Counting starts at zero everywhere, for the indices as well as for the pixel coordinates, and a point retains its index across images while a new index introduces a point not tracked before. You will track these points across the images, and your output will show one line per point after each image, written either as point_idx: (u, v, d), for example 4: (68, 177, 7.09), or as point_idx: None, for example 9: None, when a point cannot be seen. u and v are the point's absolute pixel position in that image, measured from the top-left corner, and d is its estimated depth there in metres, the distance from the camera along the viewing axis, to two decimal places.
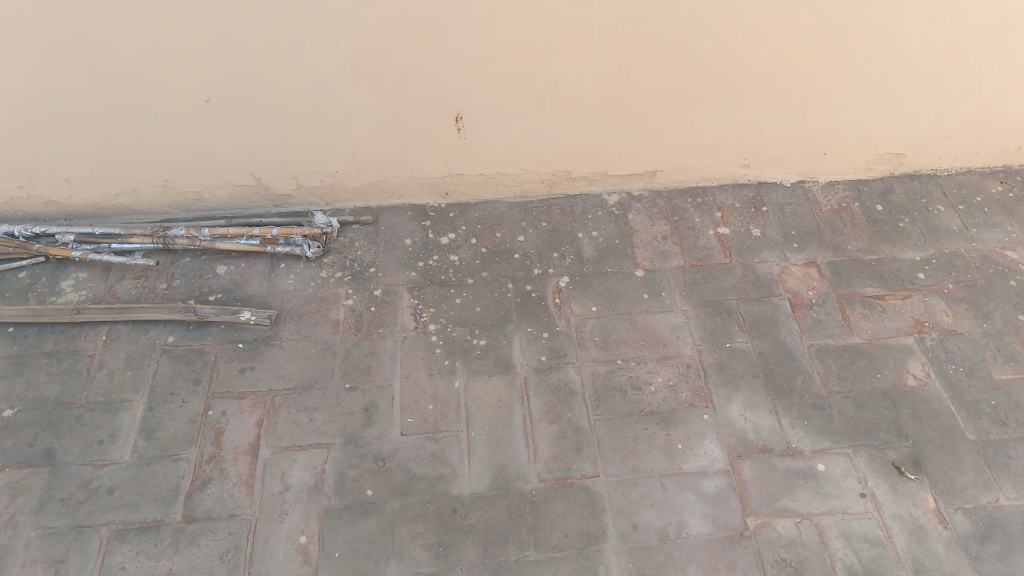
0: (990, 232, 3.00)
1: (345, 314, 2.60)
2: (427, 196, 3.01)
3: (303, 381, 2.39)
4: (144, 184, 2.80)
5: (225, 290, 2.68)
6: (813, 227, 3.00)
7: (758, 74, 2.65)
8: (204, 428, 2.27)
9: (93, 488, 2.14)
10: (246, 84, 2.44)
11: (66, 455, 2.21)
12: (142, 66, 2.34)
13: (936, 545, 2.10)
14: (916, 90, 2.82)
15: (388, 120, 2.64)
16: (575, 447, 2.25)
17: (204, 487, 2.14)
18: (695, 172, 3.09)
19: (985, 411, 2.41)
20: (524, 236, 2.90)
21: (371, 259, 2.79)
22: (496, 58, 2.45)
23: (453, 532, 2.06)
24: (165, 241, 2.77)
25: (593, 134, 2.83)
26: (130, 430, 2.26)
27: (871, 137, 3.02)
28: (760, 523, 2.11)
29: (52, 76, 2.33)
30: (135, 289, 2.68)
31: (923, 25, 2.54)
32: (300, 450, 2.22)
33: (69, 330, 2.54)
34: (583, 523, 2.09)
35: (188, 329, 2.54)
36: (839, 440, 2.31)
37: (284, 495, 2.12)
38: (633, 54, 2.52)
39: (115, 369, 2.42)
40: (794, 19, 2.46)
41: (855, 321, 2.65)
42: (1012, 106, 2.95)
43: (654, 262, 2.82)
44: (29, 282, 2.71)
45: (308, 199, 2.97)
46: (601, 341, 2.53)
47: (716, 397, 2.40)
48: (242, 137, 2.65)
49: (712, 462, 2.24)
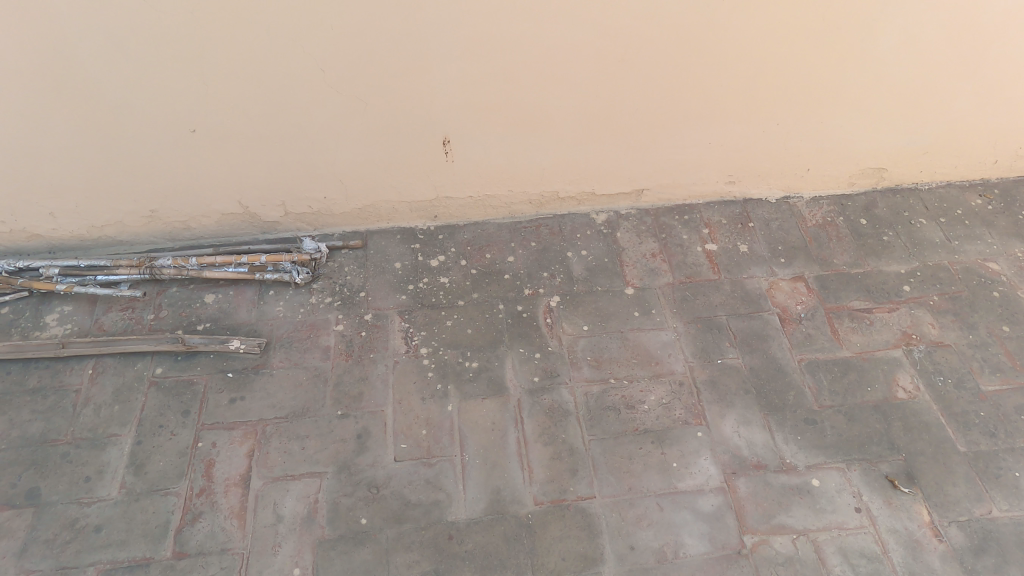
0: (972, 244, 3.04)
1: (336, 340, 2.59)
2: (415, 219, 3.02)
3: (295, 409, 2.37)
4: (131, 214, 2.78)
5: (214, 319, 2.66)
6: (799, 241, 3.03)
7: (740, 92, 2.70)
8: (194, 461, 2.23)
9: (79, 526, 2.09)
10: (233, 113, 2.44)
11: (52, 493, 2.17)
12: (128, 99, 2.33)
13: (932, 559, 2.09)
14: (895, 107, 2.87)
15: (376, 145, 2.66)
16: (570, 469, 2.24)
17: (195, 521, 2.10)
18: (681, 191, 3.13)
19: (974, 422, 2.42)
20: (514, 257, 2.91)
21: (361, 284, 2.79)
22: (483, 82, 2.48)
23: (450, 559, 2.03)
24: (152, 271, 2.75)
25: (580, 155, 2.86)
26: (118, 466, 2.22)
27: (852, 152, 3.07)
28: (757, 541, 2.10)
29: (33, 111, 2.31)
30: (122, 321, 2.65)
31: (899, 44, 2.60)
32: (292, 480, 2.19)
33: (54, 365, 2.50)
34: (580, 545, 2.07)
35: (177, 359, 2.51)
36: (833, 455, 2.31)
37: (276, 527, 2.09)
38: (617, 75, 2.56)
39: (102, 404, 2.39)
40: (773, 40, 2.50)
41: (844, 334, 2.67)
42: (988, 120, 3.01)
43: (643, 280, 2.84)
44: (12, 316, 2.67)
45: (296, 224, 2.97)
46: (593, 360, 2.53)
47: (709, 414, 2.40)
48: (230, 165, 2.64)
49: (707, 480, 2.23)
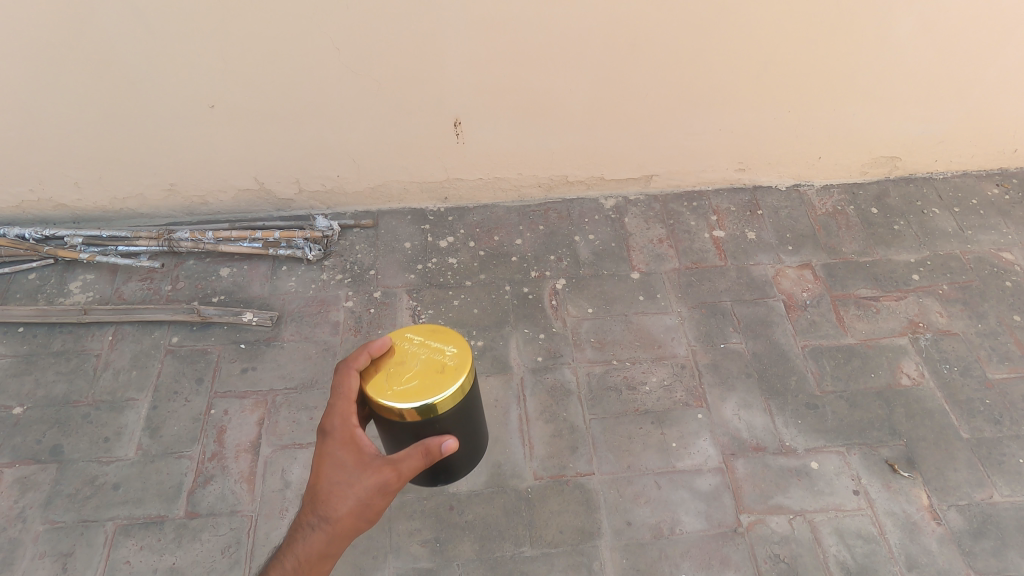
0: (985, 234, 3.02)
1: (346, 316, 2.65)
2: (426, 200, 3.08)
3: (304, 380, 2.44)
4: (152, 188, 2.86)
5: (228, 292, 2.73)
6: (808, 229, 3.04)
7: (751, 79, 2.70)
8: (206, 426, 2.31)
9: (98, 484, 2.18)
10: (250, 90, 2.50)
11: (73, 451, 2.26)
12: (150, 74, 2.40)
13: (929, 541, 2.10)
14: (912, 93, 2.85)
15: (389, 126, 2.70)
16: (570, 446, 2.29)
17: (206, 484, 2.18)
18: (690, 177, 3.14)
19: (979, 410, 2.42)
20: (522, 240, 2.95)
21: (371, 262, 2.85)
22: (494, 64, 2.51)
23: (450, 528, 2.10)
24: (170, 244, 2.83)
25: (589, 140, 2.88)
26: (135, 428, 2.31)
27: (866, 140, 3.05)
28: (753, 520, 2.13)
29: (61, 82, 2.39)
30: (141, 291, 2.74)
31: (916, 29, 2.58)
32: (300, 448, 2.26)
33: (77, 331, 2.59)
34: (578, 519, 2.12)
35: (192, 329, 2.59)
36: (833, 438, 2.33)
37: (284, 492, 2.16)
38: (626, 59, 2.57)
39: (121, 369, 2.47)
40: (785, 26, 2.50)
41: (849, 321, 2.68)
42: (1007, 109, 2.97)
43: (649, 265, 2.87)
44: (38, 283, 2.76)
45: (310, 203, 3.03)
46: (596, 341, 2.58)
47: (710, 396, 2.43)
48: (247, 142, 2.70)
49: (706, 460, 2.27)
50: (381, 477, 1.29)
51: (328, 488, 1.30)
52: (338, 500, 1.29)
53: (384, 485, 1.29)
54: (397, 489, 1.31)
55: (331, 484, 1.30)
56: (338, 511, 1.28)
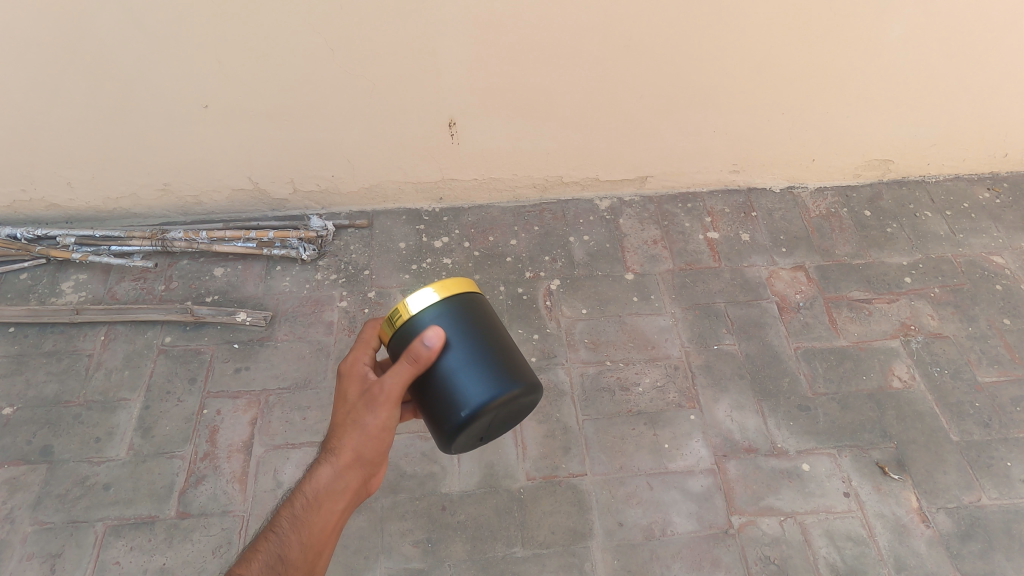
0: (977, 238, 3.03)
1: (340, 316, 2.65)
2: (421, 200, 3.07)
3: (297, 380, 2.44)
4: (145, 187, 2.85)
5: (222, 292, 2.73)
6: (801, 231, 3.05)
7: (745, 81, 2.70)
8: (199, 426, 2.31)
9: (89, 484, 2.18)
10: (244, 90, 2.49)
11: (64, 452, 2.25)
12: (144, 74, 2.39)
13: (918, 544, 2.12)
14: (905, 96, 2.86)
15: (383, 127, 2.70)
16: (563, 447, 2.29)
17: (198, 484, 2.18)
18: (685, 178, 3.15)
19: (969, 412, 2.44)
20: (517, 240, 2.95)
21: (366, 262, 2.85)
22: (489, 64, 2.51)
23: (442, 529, 2.10)
24: (164, 243, 2.83)
25: (584, 140, 2.88)
26: (127, 428, 2.31)
27: (860, 143, 3.06)
28: (744, 522, 2.14)
29: (53, 82, 2.38)
30: (135, 290, 2.74)
31: (909, 33, 2.59)
32: (293, 448, 2.27)
33: (69, 330, 2.58)
34: (570, 520, 2.13)
35: (185, 329, 2.59)
36: (825, 440, 2.34)
37: (276, 492, 2.16)
38: (621, 61, 2.57)
39: (113, 369, 2.47)
40: (779, 29, 2.51)
41: (841, 323, 2.69)
42: (1000, 113, 2.98)
43: (643, 266, 2.88)
44: (31, 282, 2.75)
45: (304, 203, 3.03)
46: (590, 342, 2.58)
47: (703, 397, 2.44)
48: (241, 141, 2.70)
49: (698, 461, 2.27)
50: (374, 395, 1.38)
51: (339, 418, 1.44)
52: (342, 425, 1.42)
53: (373, 400, 1.38)
54: (390, 405, 1.39)
55: (342, 418, 1.42)
56: (343, 442, 1.40)
